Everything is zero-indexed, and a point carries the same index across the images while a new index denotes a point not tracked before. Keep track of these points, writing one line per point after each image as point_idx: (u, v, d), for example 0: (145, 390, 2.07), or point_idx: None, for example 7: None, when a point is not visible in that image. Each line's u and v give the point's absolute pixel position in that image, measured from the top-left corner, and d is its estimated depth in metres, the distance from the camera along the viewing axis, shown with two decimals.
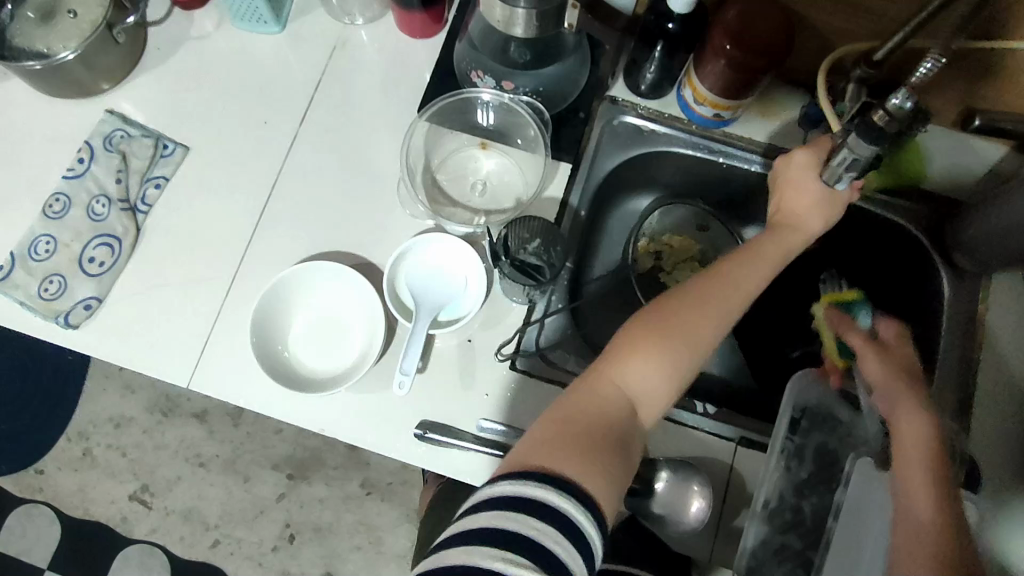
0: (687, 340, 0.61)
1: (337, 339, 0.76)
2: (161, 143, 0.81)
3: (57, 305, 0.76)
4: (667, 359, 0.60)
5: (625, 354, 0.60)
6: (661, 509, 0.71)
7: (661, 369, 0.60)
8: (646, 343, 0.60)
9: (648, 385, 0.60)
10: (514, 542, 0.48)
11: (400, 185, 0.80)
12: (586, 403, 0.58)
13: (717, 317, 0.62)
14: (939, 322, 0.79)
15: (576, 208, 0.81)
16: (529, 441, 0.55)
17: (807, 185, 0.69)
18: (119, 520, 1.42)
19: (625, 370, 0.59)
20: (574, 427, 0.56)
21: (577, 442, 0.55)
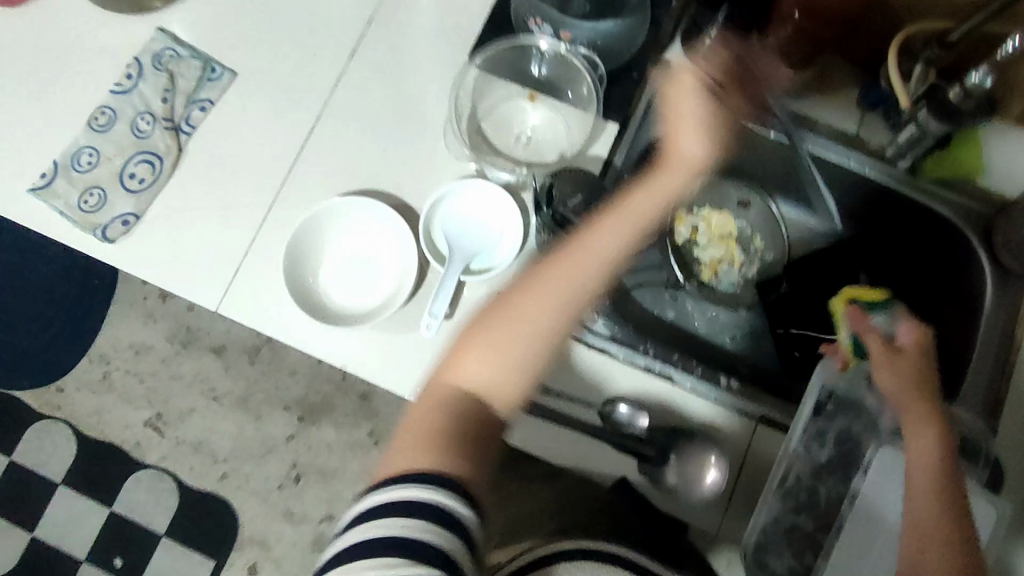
0: (541, 325, 0.58)
1: (367, 276, 0.76)
2: (209, 66, 0.81)
3: (95, 218, 0.76)
4: (495, 353, 0.57)
5: (460, 346, 0.59)
6: (675, 477, 0.71)
7: (488, 364, 0.57)
8: (475, 340, 0.58)
9: (487, 381, 0.57)
10: (394, 545, 0.50)
11: (446, 127, 0.79)
12: (431, 402, 0.57)
13: (535, 317, 0.58)
14: (978, 320, 0.77)
15: (619, 169, 0.80)
16: (401, 441, 0.55)
17: (689, 104, 0.66)
18: (133, 444, 1.45)
19: (467, 364, 0.58)
20: (432, 421, 0.56)
21: (424, 436, 0.54)
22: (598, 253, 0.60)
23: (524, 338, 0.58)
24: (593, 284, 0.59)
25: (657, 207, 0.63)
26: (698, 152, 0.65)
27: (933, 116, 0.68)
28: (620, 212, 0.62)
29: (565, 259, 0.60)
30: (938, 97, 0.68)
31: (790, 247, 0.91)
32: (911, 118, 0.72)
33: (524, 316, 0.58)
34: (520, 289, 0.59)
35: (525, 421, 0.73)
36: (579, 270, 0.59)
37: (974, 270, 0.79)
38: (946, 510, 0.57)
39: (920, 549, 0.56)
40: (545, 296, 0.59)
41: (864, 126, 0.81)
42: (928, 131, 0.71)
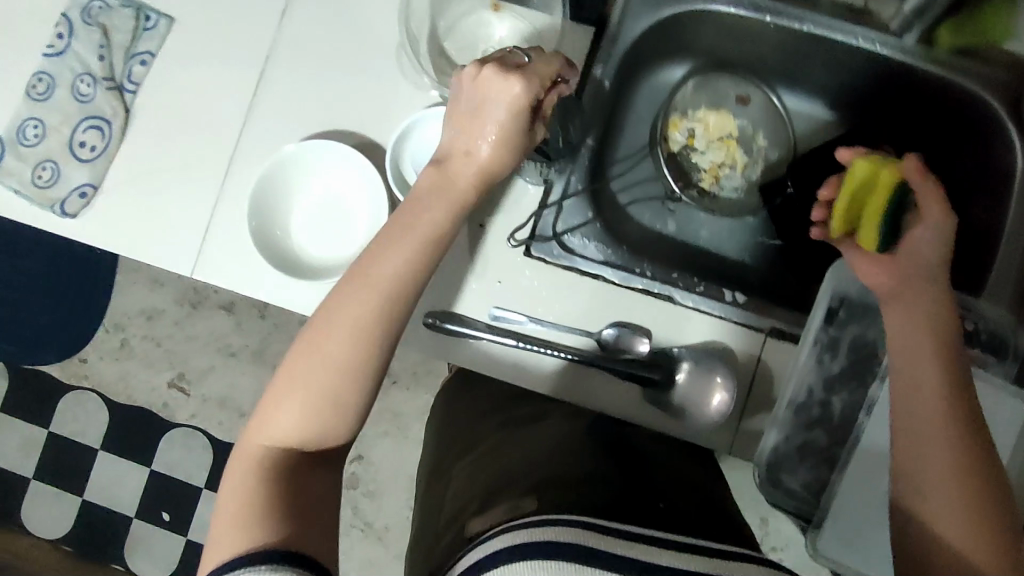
0: (336, 341, 0.55)
1: (338, 223, 0.72)
2: (143, 14, 0.74)
3: (51, 194, 0.73)
4: (299, 398, 0.54)
5: (275, 395, 0.55)
6: (681, 399, 0.68)
7: (291, 413, 0.54)
8: (297, 373, 0.55)
9: (283, 424, 0.54)
10: None
11: (400, 54, 0.72)
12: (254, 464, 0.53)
13: (333, 353, 0.54)
14: (1007, 198, 0.71)
15: (601, 78, 0.74)
16: (220, 518, 0.51)
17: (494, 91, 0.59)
18: (160, 405, 1.48)
19: (275, 418, 0.54)
20: (263, 488, 0.52)
21: (261, 499, 0.51)
22: (392, 266, 0.57)
23: (337, 363, 0.54)
24: (396, 290, 0.56)
25: (471, 180, 0.61)
26: (492, 118, 0.59)
27: None
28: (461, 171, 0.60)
29: (357, 278, 0.56)
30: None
31: (797, 141, 0.84)
32: None
33: (352, 334, 0.55)
34: (354, 272, 0.57)
35: (522, 360, 0.70)
36: (368, 285, 0.56)
37: (1002, 148, 0.71)
38: (949, 383, 0.54)
39: (927, 426, 0.53)
40: (339, 332, 0.55)
41: None
42: None
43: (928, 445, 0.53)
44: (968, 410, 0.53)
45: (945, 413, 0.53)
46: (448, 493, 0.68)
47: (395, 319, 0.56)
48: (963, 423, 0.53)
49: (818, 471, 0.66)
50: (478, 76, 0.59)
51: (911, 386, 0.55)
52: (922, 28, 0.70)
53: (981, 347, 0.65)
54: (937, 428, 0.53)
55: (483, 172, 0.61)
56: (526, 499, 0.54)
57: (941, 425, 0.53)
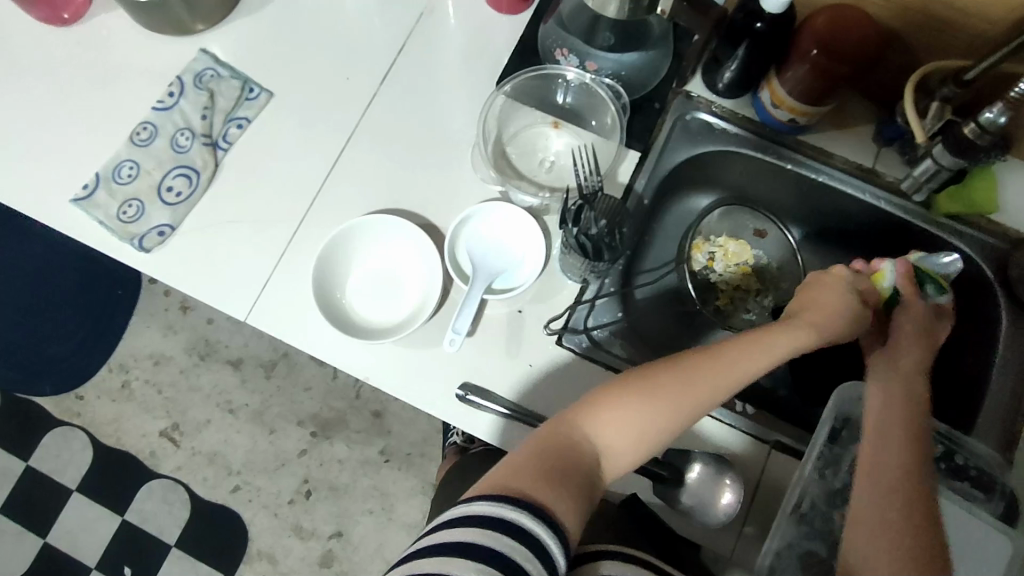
0: (665, 407, 0.60)
1: (392, 293, 0.78)
2: (247, 86, 0.84)
3: (133, 229, 0.79)
4: (636, 418, 0.60)
5: (600, 402, 0.60)
6: (691, 499, 0.72)
7: (626, 428, 0.60)
8: (629, 402, 0.60)
9: (616, 441, 0.60)
10: (486, 557, 0.50)
11: (474, 151, 0.82)
12: (554, 441, 0.59)
13: (668, 407, 0.60)
14: (994, 349, 0.78)
15: (640, 194, 0.83)
16: (515, 457, 0.58)
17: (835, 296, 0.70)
18: (148, 453, 1.47)
19: (597, 427, 0.60)
20: (545, 459, 0.57)
21: (553, 469, 0.56)
22: (748, 367, 0.62)
23: (648, 424, 0.60)
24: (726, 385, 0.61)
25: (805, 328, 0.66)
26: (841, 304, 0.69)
27: (947, 149, 0.71)
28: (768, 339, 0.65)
29: (707, 360, 0.62)
30: (954, 133, 0.70)
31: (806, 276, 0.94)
32: (925, 153, 0.75)
33: (665, 400, 0.60)
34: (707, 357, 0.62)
35: None
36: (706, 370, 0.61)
37: (993, 303, 0.80)
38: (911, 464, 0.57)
39: (870, 532, 0.54)
40: (670, 392, 0.60)
41: (879, 160, 0.83)
42: (942, 165, 0.73)
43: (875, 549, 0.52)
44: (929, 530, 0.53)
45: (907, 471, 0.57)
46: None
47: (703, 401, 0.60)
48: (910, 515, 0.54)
49: None
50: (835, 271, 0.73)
51: (871, 494, 0.56)
52: (931, 189, 0.78)
53: (971, 482, 0.70)
54: (882, 535, 0.53)
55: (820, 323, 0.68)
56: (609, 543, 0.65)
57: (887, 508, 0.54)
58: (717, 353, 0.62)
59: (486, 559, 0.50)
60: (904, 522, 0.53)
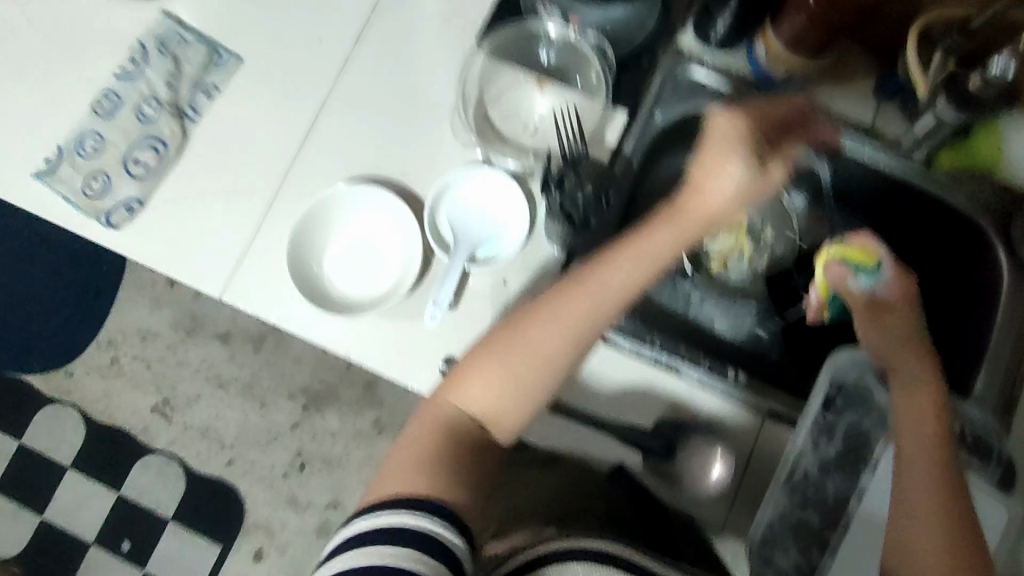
0: (546, 345, 0.62)
1: (370, 267, 0.75)
2: (214, 51, 0.80)
3: (99, 204, 0.76)
4: (507, 377, 0.62)
5: (460, 375, 0.63)
6: (681, 470, 0.71)
7: (495, 391, 0.62)
8: (492, 361, 0.62)
9: (490, 405, 0.62)
10: (401, 538, 0.55)
11: (455, 117, 0.78)
12: (430, 425, 0.62)
13: (545, 355, 0.62)
14: (994, 313, 0.76)
15: (629, 157, 0.79)
16: (394, 460, 0.61)
17: (725, 178, 0.61)
18: (140, 429, 1.46)
19: (460, 398, 0.63)
20: (436, 451, 0.61)
21: (434, 461, 0.60)
22: (605, 287, 0.62)
23: (521, 380, 0.62)
24: (586, 315, 0.62)
25: (698, 221, 0.63)
26: (730, 179, 0.61)
27: (948, 104, 0.67)
28: (637, 250, 0.62)
29: (546, 301, 0.63)
30: (956, 86, 0.67)
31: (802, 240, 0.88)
32: (927, 107, 0.71)
33: (540, 347, 0.62)
34: (577, 282, 0.63)
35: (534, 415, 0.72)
36: (576, 295, 0.62)
37: (992, 266, 0.77)
38: (940, 471, 0.59)
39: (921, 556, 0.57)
40: (542, 332, 0.62)
41: (880, 116, 0.80)
42: (944, 120, 0.69)
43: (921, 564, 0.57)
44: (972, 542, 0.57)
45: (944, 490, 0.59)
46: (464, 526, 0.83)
47: (598, 322, 0.62)
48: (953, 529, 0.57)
49: (808, 555, 0.68)
50: (663, 222, 0.63)
51: (911, 505, 0.59)
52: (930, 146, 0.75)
53: (970, 449, 0.68)
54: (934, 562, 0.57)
55: (708, 215, 0.63)
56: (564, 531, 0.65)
57: (929, 530, 0.58)
58: (587, 281, 0.62)
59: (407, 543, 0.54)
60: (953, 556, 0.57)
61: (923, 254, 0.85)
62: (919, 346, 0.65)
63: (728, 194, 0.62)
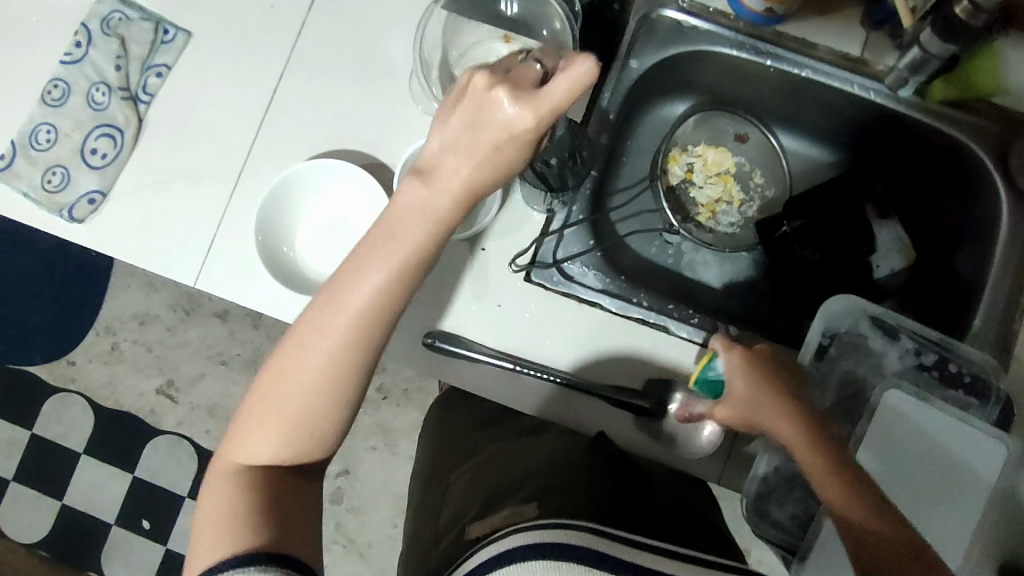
0: (292, 385, 0.48)
1: (344, 243, 0.73)
2: (161, 27, 0.76)
3: (60, 199, 0.73)
4: (282, 420, 0.49)
5: (246, 415, 0.50)
6: (671, 429, 0.70)
7: (268, 437, 0.49)
8: (264, 409, 0.49)
9: (279, 454, 0.50)
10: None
11: (412, 81, 0.75)
12: (222, 475, 0.50)
13: (291, 381, 0.48)
14: (993, 248, 0.73)
15: (605, 110, 0.77)
16: (205, 516, 0.49)
17: (490, 119, 0.44)
18: (147, 411, 1.47)
19: (249, 442, 0.50)
20: (241, 502, 0.49)
21: (247, 515, 0.48)
22: (358, 292, 0.46)
23: (290, 415, 0.49)
24: (356, 327, 0.47)
25: (448, 201, 0.46)
26: (503, 115, 0.44)
27: (936, 35, 0.63)
28: (376, 261, 0.46)
29: (310, 323, 0.47)
30: (944, 14, 0.62)
31: (791, 182, 0.88)
32: (911, 40, 0.67)
33: (292, 372, 0.48)
34: (326, 297, 0.47)
35: (527, 386, 0.71)
36: (333, 316, 0.47)
37: (990, 197, 0.74)
38: (874, 513, 0.51)
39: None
40: (296, 376, 0.48)
41: (868, 47, 0.75)
42: (931, 53, 0.66)
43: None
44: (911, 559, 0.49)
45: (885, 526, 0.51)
46: (446, 499, 0.73)
47: (363, 347, 0.47)
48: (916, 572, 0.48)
49: (806, 505, 0.67)
50: (409, 190, 0.46)
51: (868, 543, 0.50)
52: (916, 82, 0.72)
53: (965, 389, 0.68)
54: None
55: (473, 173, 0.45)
56: (527, 506, 0.57)
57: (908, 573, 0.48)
58: (319, 301, 0.47)
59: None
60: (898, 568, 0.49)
61: (912, 194, 0.84)
62: (808, 423, 0.55)
63: (499, 127, 0.44)
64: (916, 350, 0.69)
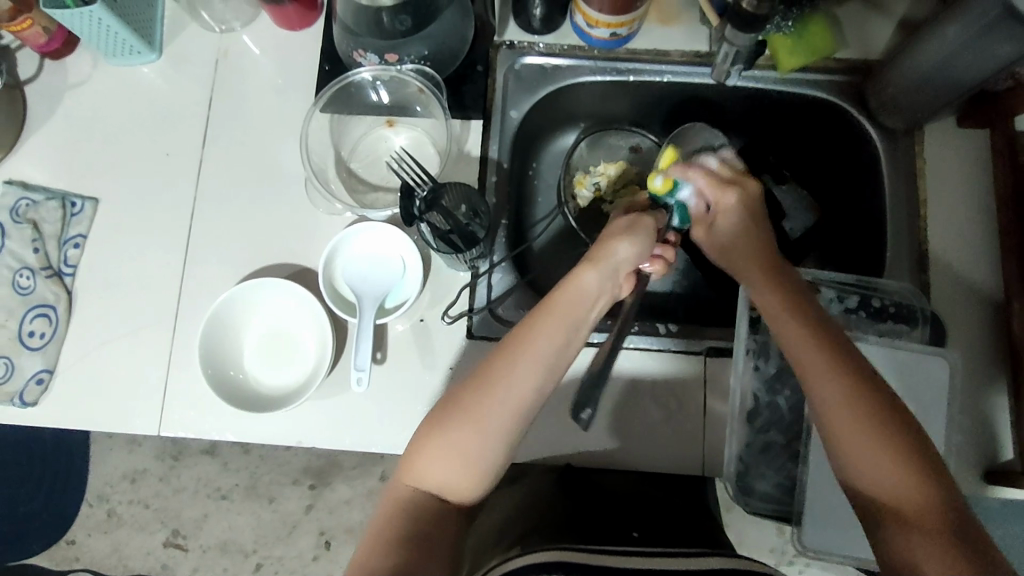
0: (489, 424, 0.56)
1: (289, 353, 0.75)
2: (68, 201, 0.80)
3: (9, 388, 0.75)
4: (467, 447, 0.56)
5: (427, 444, 0.57)
6: (692, 345, 0.74)
7: (458, 463, 0.56)
8: (446, 431, 0.56)
9: (452, 480, 0.56)
10: None
11: (310, 186, 0.79)
12: (394, 504, 0.57)
13: (501, 412, 0.56)
14: (881, 182, 0.79)
15: (498, 160, 0.80)
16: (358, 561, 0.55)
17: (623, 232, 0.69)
18: (160, 567, 1.44)
19: (425, 471, 0.57)
20: (396, 543, 0.54)
21: (396, 544, 0.54)
22: (538, 347, 0.59)
23: (472, 457, 0.56)
24: (523, 391, 0.57)
25: (583, 303, 0.61)
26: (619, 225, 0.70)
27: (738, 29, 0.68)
28: (526, 347, 0.58)
29: (500, 384, 0.57)
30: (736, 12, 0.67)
31: None
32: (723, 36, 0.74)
33: (490, 415, 0.56)
34: (511, 347, 0.59)
35: None
36: (529, 360, 0.58)
37: (865, 139, 0.80)
38: (850, 387, 0.56)
39: (856, 432, 0.55)
40: (492, 412, 0.56)
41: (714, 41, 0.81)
42: (739, 44, 0.72)
43: (863, 458, 0.55)
44: (885, 415, 0.55)
45: (852, 404, 0.56)
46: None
47: (531, 389, 0.58)
48: (897, 444, 0.54)
49: (786, 469, 0.70)
50: (582, 275, 0.63)
51: (843, 434, 0.56)
52: (741, 68, 0.78)
53: (894, 319, 0.72)
54: (861, 432, 0.55)
55: (588, 297, 0.62)
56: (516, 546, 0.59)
57: (883, 466, 0.54)
58: (517, 344, 0.59)
59: None
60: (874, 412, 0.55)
61: (801, 154, 0.90)
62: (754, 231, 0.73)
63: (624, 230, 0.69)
64: (839, 298, 0.74)
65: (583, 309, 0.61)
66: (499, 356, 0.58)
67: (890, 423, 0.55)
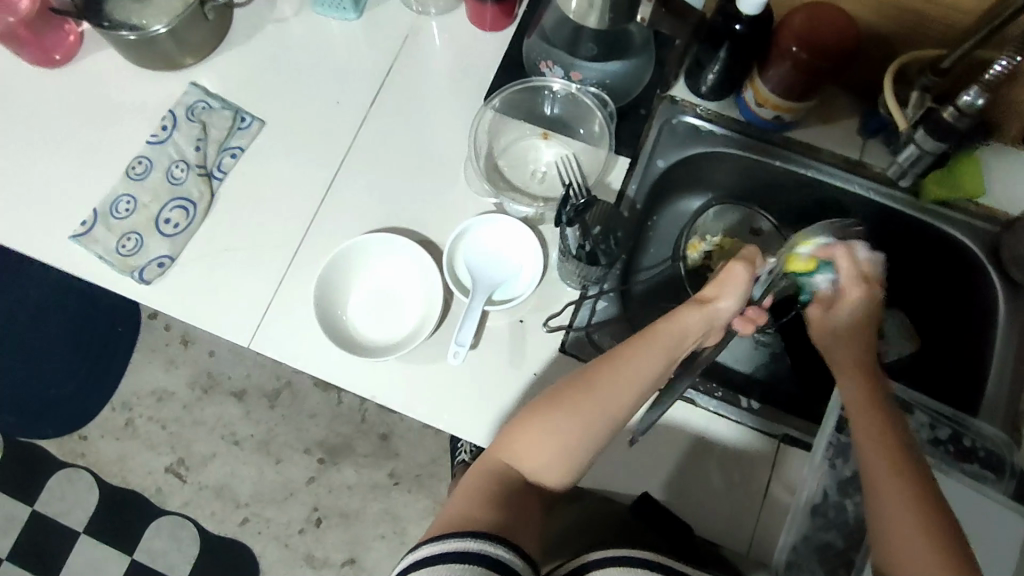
0: (585, 412, 0.60)
1: (392, 311, 0.79)
2: (239, 116, 0.86)
3: (132, 261, 0.80)
4: (557, 430, 0.59)
5: (526, 420, 0.61)
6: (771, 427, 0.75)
7: (545, 443, 0.59)
8: (544, 413, 0.60)
9: (541, 460, 0.60)
10: (463, 555, 0.51)
11: (469, 165, 0.84)
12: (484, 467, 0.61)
13: (595, 408, 0.60)
14: (993, 332, 0.79)
15: (633, 199, 0.84)
16: (450, 506, 0.58)
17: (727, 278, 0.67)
18: (154, 490, 1.42)
19: (524, 446, 0.60)
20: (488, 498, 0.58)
21: (491, 501, 0.58)
22: (641, 362, 0.61)
23: (560, 442, 0.59)
24: (616, 393, 0.60)
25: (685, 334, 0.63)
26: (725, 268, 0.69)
27: (930, 135, 0.72)
28: (630, 353, 0.61)
29: (597, 381, 0.61)
30: (932, 119, 0.72)
31: None
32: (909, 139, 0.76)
33: (585, 409, 0.60)
34: (617, 351, 0.62)
35: None
36: (630, 366, 0.61)
37: (987, 288, 0.81)
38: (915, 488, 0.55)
39: (896, 512, 0.54)
40: (582, 405, 0.60)
41: (866, 152, 0.85)
42: (925, 149, 0.75)
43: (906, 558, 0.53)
44: (944, 520, 0.53)
45: (912, 499, 0.54)
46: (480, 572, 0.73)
47: (627, 396, 0.60)
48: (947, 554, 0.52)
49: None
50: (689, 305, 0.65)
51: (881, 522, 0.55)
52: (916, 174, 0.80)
53: (981, 462, 0.72)
54: (910, 528, 0.53)
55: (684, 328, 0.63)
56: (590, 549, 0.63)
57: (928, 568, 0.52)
58: (623, 349, 0.62)
59: (480, 561, 0.51)
60: (925, 507, 0.54)
61: (914, 285, 0.90)
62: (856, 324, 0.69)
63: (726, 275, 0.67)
64: (930, 426, 0.74)
65: (682, 337, 0.62)
66: (602, 357, 0.62)
67: (944, 534, 0.53)
